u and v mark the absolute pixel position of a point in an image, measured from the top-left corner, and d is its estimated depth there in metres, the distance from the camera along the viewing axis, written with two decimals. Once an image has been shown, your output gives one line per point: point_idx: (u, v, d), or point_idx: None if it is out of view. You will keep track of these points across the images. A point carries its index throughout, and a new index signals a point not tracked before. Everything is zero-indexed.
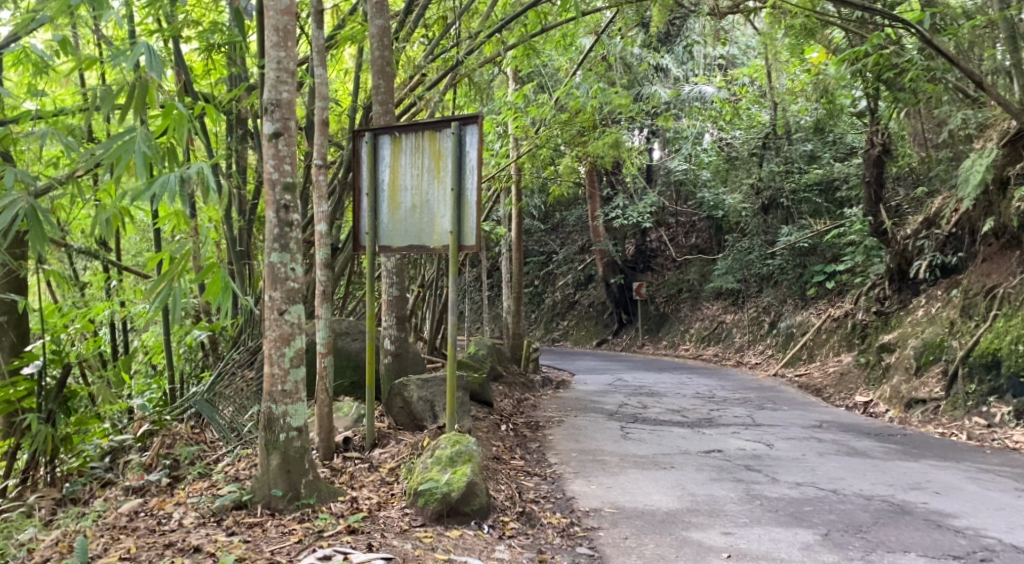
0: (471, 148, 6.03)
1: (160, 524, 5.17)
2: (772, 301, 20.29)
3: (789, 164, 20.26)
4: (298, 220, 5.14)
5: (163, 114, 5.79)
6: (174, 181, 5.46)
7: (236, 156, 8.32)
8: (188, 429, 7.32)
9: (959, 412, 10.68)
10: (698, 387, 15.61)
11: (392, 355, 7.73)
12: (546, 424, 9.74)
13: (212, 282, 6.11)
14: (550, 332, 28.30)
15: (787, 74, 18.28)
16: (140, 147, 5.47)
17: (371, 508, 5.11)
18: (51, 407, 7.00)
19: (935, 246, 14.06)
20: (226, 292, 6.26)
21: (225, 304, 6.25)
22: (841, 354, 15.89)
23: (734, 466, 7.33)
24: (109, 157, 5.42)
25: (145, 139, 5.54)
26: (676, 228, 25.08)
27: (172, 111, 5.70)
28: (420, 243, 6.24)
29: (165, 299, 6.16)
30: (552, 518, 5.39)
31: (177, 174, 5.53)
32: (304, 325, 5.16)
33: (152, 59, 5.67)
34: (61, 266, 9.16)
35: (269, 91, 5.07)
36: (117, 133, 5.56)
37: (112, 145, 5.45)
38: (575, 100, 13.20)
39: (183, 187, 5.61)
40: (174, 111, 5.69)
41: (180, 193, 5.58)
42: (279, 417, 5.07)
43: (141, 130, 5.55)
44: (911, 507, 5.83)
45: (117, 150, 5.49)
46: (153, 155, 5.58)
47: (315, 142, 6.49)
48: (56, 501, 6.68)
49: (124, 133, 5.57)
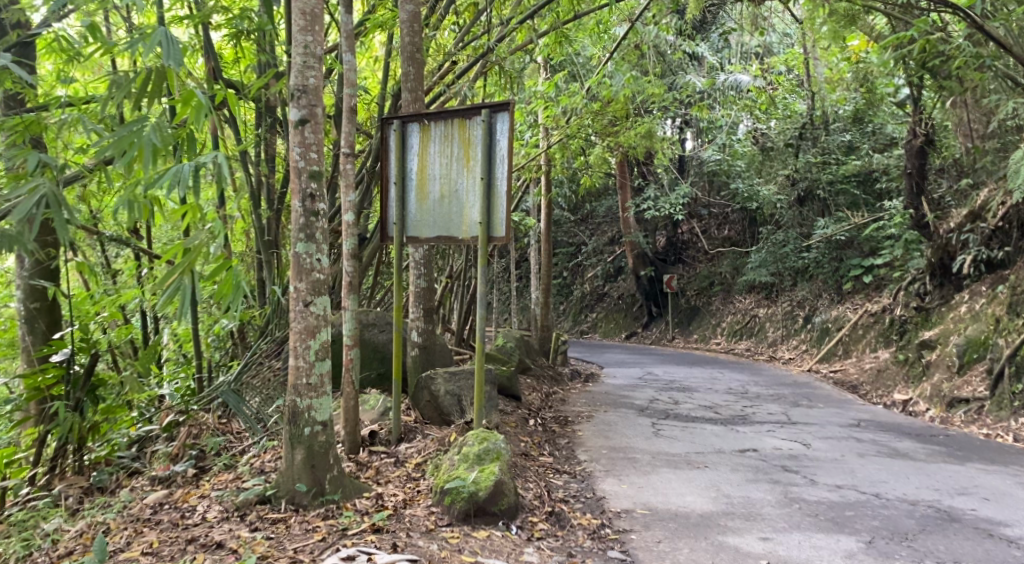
0: (501, 137, 5.84)
1: (184, 517, 5.06)
2: (806, 295, 19.87)
3: (826, 155, 19.85)
4: (324, 209, 5.00)
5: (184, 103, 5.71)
6: (186, 170, 5.40)
7: (264, 144, 8.22)
8: (215, 420, 7.23)
9: (1004, 412, 10.31)
10: (731, 382, 15.33)
11: (420, 347, 7.57)
12: (575, 419, 9.56)
13: (223, 278, 6.10)
14: (579, 324, 28.06)
15: (826, 63, 17.92)
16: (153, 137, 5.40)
17: (396, 505, 4.97)
18: (78, 395, 6.94)
19: (980, 240, 13.66)
20: (238, 289, 6.25)
21: (236, 299, 6.24)
22: (878, 350, 15.50)
23: (771, 467, 7.09)
24: (121, 146, 5.37)
25: (156, 130, 5.53)
26: (709, 220, 24.76)
27: (190, 100, 5.60)
28: (449, 234, 6.08)
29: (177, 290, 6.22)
30: (582, 519, 5.22)
31: (190, 164, 5.46)
32: (330, 317, 5.02)
33: (169, 47, 5.59)
34: (93, 254, 9.18)
35: (295, 76, 4.93)
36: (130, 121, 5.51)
37: (123, 134, 5.44)
38: (608, 90, 12.96)
39: (197, 177, 5.55)
40: (193, 100, 5.60)
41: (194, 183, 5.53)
42: (303, 410, 4.94)
43: (152, 121, 5.53)
44: (959, 514, 5.57)
45: (128, 139, 5.45)
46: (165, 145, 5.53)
47: (342, 130, 6.35)
48: (83, 489, 6.57)
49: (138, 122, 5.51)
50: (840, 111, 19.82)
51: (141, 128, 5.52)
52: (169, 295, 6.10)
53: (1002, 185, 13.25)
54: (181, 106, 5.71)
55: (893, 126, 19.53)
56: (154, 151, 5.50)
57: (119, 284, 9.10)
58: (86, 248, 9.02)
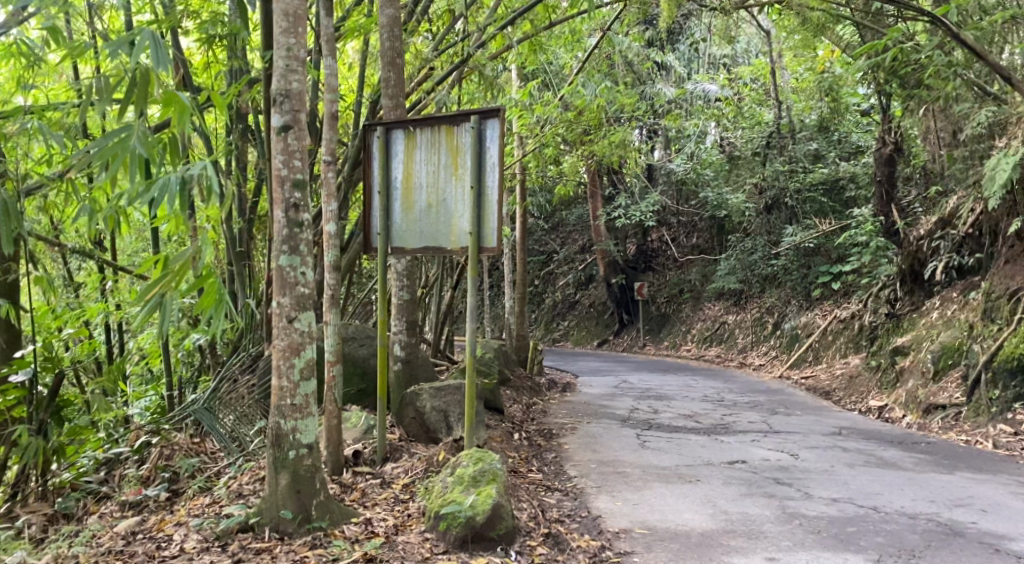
0: (491, 144, 5.63)
1: (160, 548, 4.73)
2: (776, 301, 19.89)
3: (794, 164, 19.65)
4: (308, 220, 4.74)
5: (163, 107, 5.33)
6: (175, 183, 5.06)
7: (236, 153, 7.92)
8: (188, 440, 6.90)
9: (983, 418, 10.32)
10: (706, 389, 15.26)
11: (402, 361, 7.37)
12: (558, 432, 9.36)
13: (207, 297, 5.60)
14: (550, 332, 27.95)
15: (794, 74, 18.53)
16: (137, 146, 5.04)
17: (387, 532, 4.73)
18: (42, 417, 6.55)
19: (952, 247, 13.76)
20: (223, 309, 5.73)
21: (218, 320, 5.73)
22: (848, 357, 15.55)
23: (763, 479, 6.95)
24: (103, 157, 4.99)
25: (142, 139, 5.08)
26: (678, 228, 24.71)
27: (173, 103, 5.23)
28: (437, 245, 5.85)
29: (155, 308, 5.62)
30: (581, 541, 5.03)
31: (177, 175, 5.12)
32: (315, 334, 4.76)
33: (158, 50, 5.07)
34: (54, 266, 8.76)
35: (278, 80, 4.66)
36: (112, 130, 5.09)
37: (107, 144, 5.01)
38: (581, 99, 12.76)
39: (184, 189, 5.21)
40: (176, 103, 5.23)
41: (181, 195, 5.19)
42: (288, 433, 4.67)
43: (138, 128, 5.09)
44: (962, 528, 5.49)
45: (112, 150, 5.03)
46: (151, 154, 5.16)
47: (323, 136, 6.06)
48: (48, 517, 6.20)
49: (120, 131, 5.09)
50: (807, 119, 19.78)
51: (124, 134, 5.08)
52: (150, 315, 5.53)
53: (972, 192, 13.27)
54: (163, 109, 5.34)
55: (859, 135, 19.45)
56: (140, 161, 5.05)
57: (82, 298, 8.70)
58: (48, 260, 8.58)
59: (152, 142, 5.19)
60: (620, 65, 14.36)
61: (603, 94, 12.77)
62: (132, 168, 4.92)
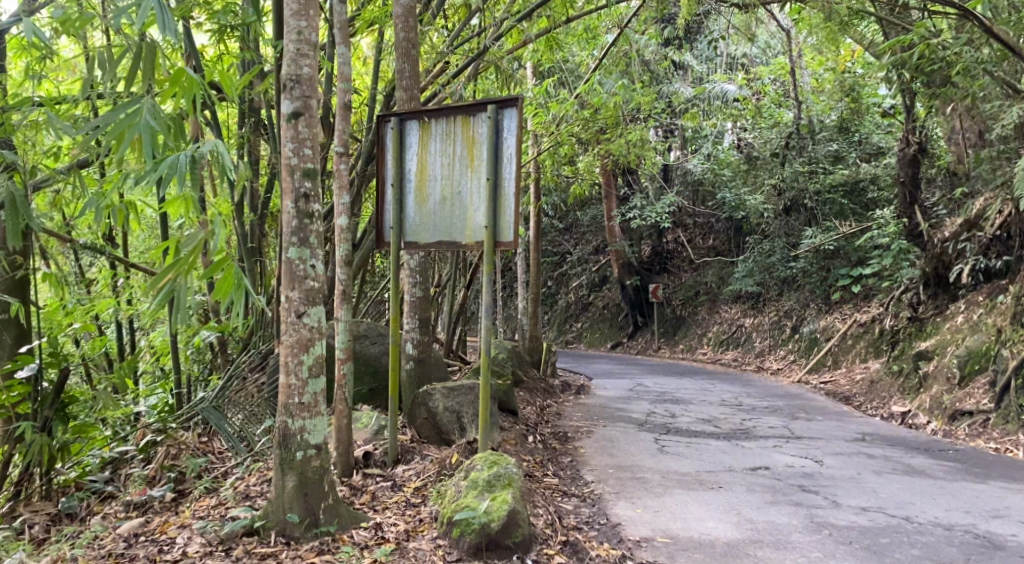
0: (508, 134, 5.41)
1: (162, 552, 4.53)
2: (794, 304, 19.54)
3: (814, 164, 19.27)
4: (320, 211, 4.53)
5: (170, 85, 5.16)
6: (185, 160, 4.83)
7: (248, 146, 7.73)
8: (195, 439, 6.74)
9: (1012, 426, 9.97)
10: (723, 393, 14.98)
11: (415, 360, 7.17)
12: (574, 435, 9.12)
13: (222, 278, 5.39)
14: (564, 334, 27.69)
15: (814, 74, 18.25)
16: (147, 119, 4.86)
17: (398, 538, 4.52)
18: (47, 414, 6.43)
19: (978, 249, 13.32)
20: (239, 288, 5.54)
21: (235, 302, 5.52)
22: (868, 361, 15.22)
23: (788, 487, 6.69)
24: (111, 132, 4.80)
25: (152, 110, 4.91)
26: (694, 230, 24.23)
27: (180, 78, 5.10)
28: (451, 239, 5.64)
29: (167, 295, 5.39)
30: (600, 550, 4.81)
31: (187, 152, 4.91)
32: (324, 330, 4.54)
33: (163, 16, 4.95)
34: (65, 262, 8.63)
35: (288, 64, 4.45)
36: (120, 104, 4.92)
37: (115, 118, 4.84)
38: (598, 97, 12.43)
39: (194, 168, 5.00)
40: (184, 78, 5.11)
41: (191, 175, 4.98)
42: (296, 433, 4.46)
43: (148, 101, 4.91)
44: (1001, 542, 5.25)
45: (122, 125, 4.85)
46: (161, 131, 4.97)
47: (334, 127, 5.82)
48: (51, 517, 6.06)
49: (130, 104, 4.92)
50: (826, 120, 19.36)
51: (133, 108, 4.90)
52: (162, 300, 5.31)
53: (1000, 193, 12.89)
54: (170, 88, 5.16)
55: (881, 136, 18.94)
56: (151, 133, 4.88)
57: (93, 294, 8.56)
58: (57, 256, 8.42)
59: (162, 119, 5.01)
60: (637, 63, 14.03)
61: (621, 93, 12.47)
62: (143, 140, 4.74)
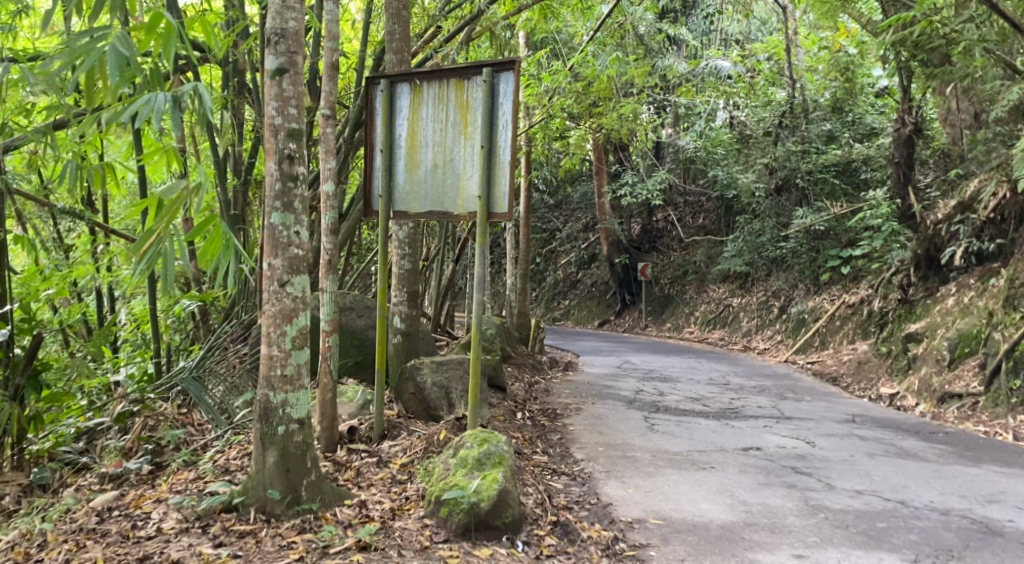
0: (504, 99, 5.18)
1: (136, 527, 4.33)
2: (782, 285, 19.43)
3: (807, 144, 19.06)
4: (304, 173, 4.27)
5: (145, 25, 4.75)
6: (164, 99, 4.44)
7: (232, 109, 7.46)
8: (174, 410, 6.54)
9: (1001, 409, 9.82)
10: (711, 372, 14.90)
11: (403, 334, 6.98)
12: (563, 412, 8.98)
13: (209, 236, 5.05)
14: (551, 311, 27.60)
15: (809, 52, 17.97)
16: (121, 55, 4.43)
17: (383, 516, 4.34)
18: (18, 382, 6.17)
19: (972, 232, 12.95)
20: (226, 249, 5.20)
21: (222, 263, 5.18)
22: (856, 342, 15.17)
23: (781, 468, 6.56)
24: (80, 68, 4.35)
25: (123, 39, 4.50)
26: (684, 209, 24.19)
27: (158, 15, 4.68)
28: (443, 209, 5.42)
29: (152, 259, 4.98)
30: (592, 531, 4.66)
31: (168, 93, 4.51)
32: (308, 300, 4.30)
33: None
34: (42, 226, 8.37)
35: (273, 17, 4.17)
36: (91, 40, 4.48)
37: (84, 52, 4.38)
38: (591, 69, 12.06)
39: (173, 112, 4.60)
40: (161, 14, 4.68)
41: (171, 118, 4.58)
42: (277, 407, 4.22)
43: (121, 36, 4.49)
44: (999, 527, 5.15)
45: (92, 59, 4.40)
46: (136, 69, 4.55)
47: (321, 88, 5.54)
48: (21, 488, 5.86)
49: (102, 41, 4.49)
50: (820, 99, 19.13)
51: (104, 39, 4.52)
52: (146, 262, 4.96)
53: (996, 174, 12.45)
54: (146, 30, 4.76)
55: (874, 117, 18.92)
56: (122, 63, 4.46)
57: (72, 259, 8.32)
58: (34, 220, 8.16)
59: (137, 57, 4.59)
60: (632, 36, 13.70)
61: (615, 66, 12.14)
62: (110, 67, 4.33)
